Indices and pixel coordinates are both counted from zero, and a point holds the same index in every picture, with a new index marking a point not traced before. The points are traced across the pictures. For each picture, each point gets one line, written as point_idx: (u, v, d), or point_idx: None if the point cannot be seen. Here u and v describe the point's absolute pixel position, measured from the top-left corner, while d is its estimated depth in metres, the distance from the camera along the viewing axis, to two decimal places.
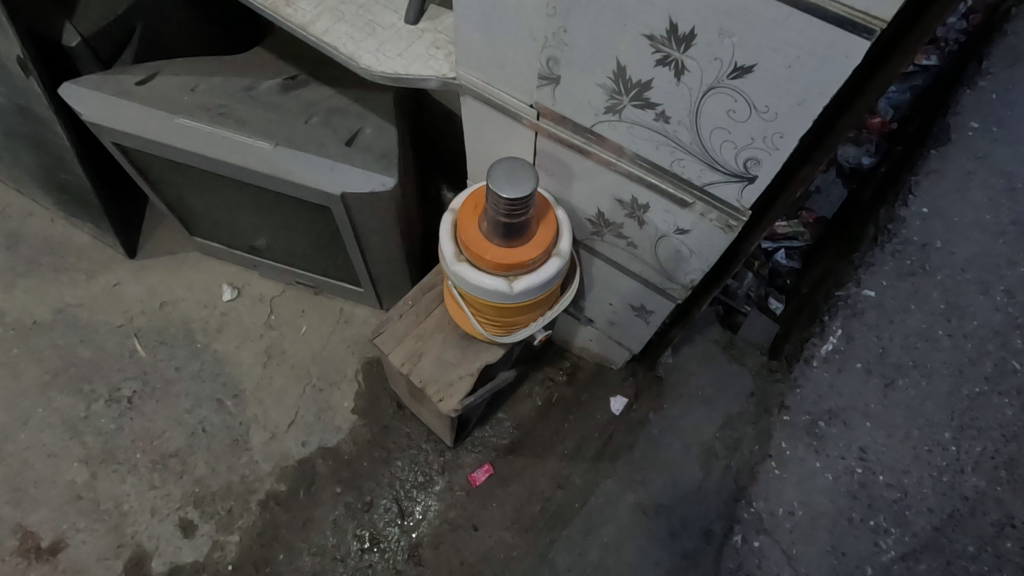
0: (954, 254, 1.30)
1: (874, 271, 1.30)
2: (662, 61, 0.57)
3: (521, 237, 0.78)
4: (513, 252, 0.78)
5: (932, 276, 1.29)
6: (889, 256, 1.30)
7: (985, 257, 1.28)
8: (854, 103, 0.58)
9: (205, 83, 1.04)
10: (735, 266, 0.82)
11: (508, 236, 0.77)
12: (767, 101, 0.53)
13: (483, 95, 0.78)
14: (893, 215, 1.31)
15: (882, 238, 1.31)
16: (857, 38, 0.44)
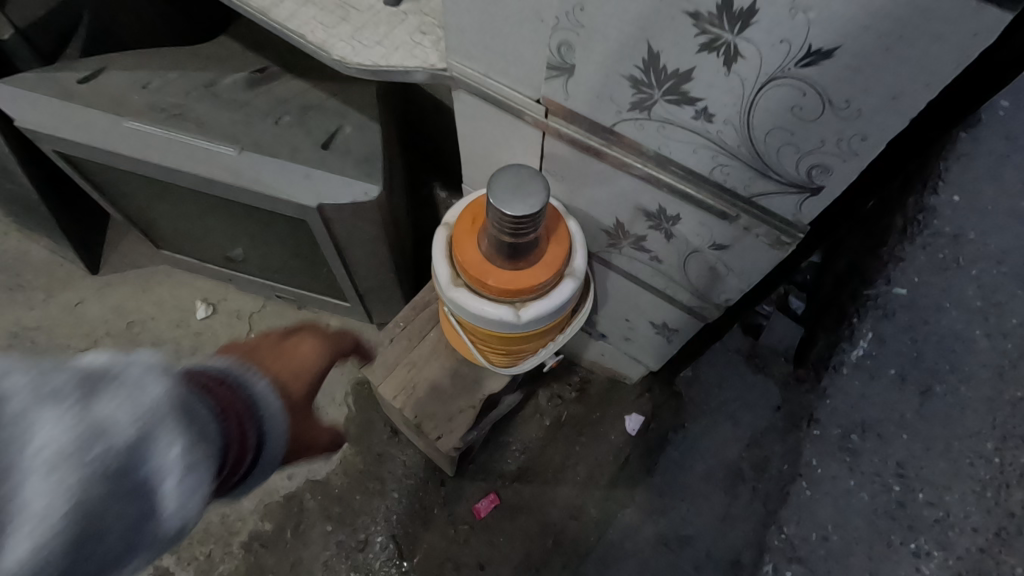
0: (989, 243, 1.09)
1: (904, 267, 1.09)
2: (707, 45, 0.44)
3: (528, 258, 0.66)
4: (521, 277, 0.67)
5: (966, 269, 1.08)
6: (919, 248, 1.09)
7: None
8: None
9: (160, 79, 0.91)
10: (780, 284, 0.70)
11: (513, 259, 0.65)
12: (849, 95, 0.41)
13: (479, 89, 0.65)
14: (923, 203, 1.11)
15: (911, 229, 1.09)
16: (996, 9, 0.32)
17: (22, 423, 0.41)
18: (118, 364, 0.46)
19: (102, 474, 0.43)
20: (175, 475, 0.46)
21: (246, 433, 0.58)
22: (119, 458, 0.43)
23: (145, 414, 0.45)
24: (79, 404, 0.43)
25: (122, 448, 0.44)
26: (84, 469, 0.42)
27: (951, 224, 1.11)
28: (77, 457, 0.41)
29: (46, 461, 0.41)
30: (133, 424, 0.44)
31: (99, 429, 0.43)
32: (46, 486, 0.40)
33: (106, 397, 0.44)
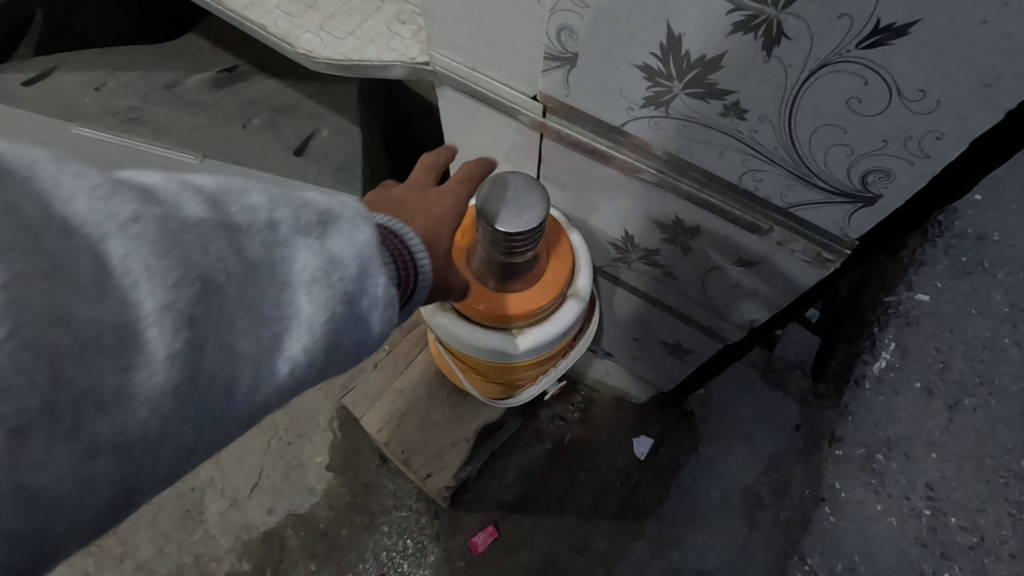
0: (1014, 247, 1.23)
1: (927, 271, 1.21)
2: (743, 24, 0.36)
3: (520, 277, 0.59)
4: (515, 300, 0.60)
5: (991, 274, 1.21)
6: (942, 252, 1.22)
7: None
8: None
9: (115, 79, 0.83)
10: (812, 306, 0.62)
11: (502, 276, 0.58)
12: (925, 84, 0.33)
13: (467, 84, 0.57)
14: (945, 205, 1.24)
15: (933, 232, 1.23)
16: None
17: (280, 245, 0.29)
18: (333, 198, 0.32)
19: (350, 304, 0.31)
20: (384, 305, 0.32)
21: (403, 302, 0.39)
22: (364, 280, 0.31)
23: (368, 249, 0.31)
24: (310, 215, 0.30)
25: (363, 270, 0.31)
26: (327, 291, 0.30)
27: (972, 228, 1.25)
28: (323, 278, 0.30)
29: (304, 273, 0.29)
30: (367, 249, 0.31)
31: (342, 256, 0.30)
32: (292, 306, 0.29)
33: (333, 227, 0.31)
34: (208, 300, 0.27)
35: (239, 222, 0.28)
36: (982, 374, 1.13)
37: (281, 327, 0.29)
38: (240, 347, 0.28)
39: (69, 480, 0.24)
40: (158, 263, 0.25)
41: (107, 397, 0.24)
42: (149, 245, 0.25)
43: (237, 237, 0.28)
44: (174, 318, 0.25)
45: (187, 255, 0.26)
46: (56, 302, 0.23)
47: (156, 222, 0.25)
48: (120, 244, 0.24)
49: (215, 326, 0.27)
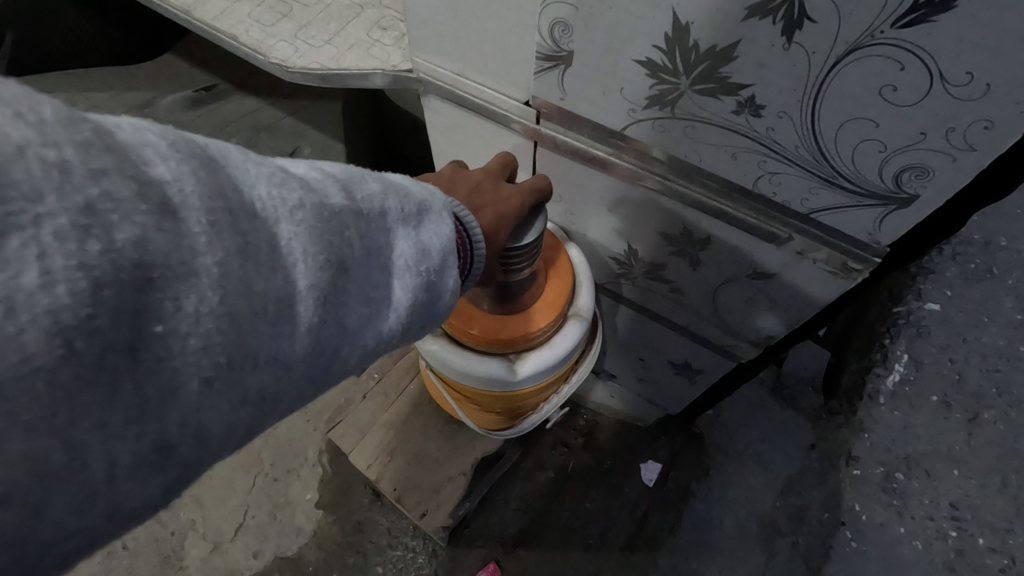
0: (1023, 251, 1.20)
1: (936, 279, 1.17)
2: (759, 7, 0.32)
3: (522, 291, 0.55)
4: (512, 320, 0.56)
5: (1001, 280, 1.17)
6: (950, 259, 1.18)
7: None
8: None
9: (85, 101, 0.79)
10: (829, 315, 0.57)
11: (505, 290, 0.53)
12: (974, 65, 0.29)
13: (454, 91, 0.53)
14: None
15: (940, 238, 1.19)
16: None
17: (388, 232, 0.30)
18: (422, 188, 0.34)
19: (430, 294, 0.33)
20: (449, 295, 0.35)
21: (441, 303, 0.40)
22: (442, 269, 0.34)
23: (447, 242, 0.34)
24: (409, 204, 0.32)
25: (445, 259, 0.34)
26: (419, 277, 0.32)
27: (978, 233, 1.21)
28: (417, 265, 0.32)
29: (403, 258, 0.31)
30: (450, 240, 0.34)
31: (430, 248, 0.32)
32: (393, 290, 0.30)
33: (425, 219, 0.33)
34: (343, 284, 0.27)
35: (369, 211, 0.29)
36: (1000, 385, 1.08)
37: (379, 311, 0.30)
38: (354, 327, 0.28)
39: (225, 429, 0.24)
40: (315, 247, 0.25)
41: (269, 360, 0.24)
42: (313, 231, 0.25)
43: (367, 226, 0.28)
44: (322, 302, 0.26)
45: (334, 240, 0.26)
46: (247, 277, 0.23)
47: (314, 208, 0.26)
48: (290, 227, 0.24)
49: (347, 308, 0.27)
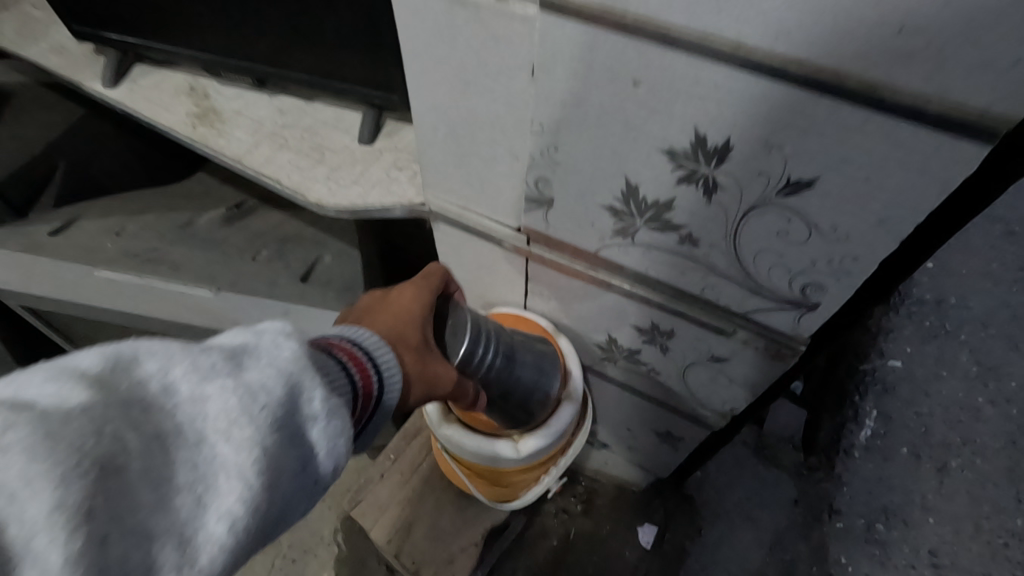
0: None
1: None
2: (686, 179, 0.45)
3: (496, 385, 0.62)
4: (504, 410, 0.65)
5: None
6: (905, 318, 1.12)
7: None
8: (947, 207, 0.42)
9: (134, 223, 0.90)
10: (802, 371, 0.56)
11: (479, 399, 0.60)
12: (835, 220, 0.41)
13: (459, 221, 0.65)
14: None
15: None
16: (969, 144, 0.32)
17: (194, 402, 0.33)
18: (242, 338, 0.38)
19: (289, 429, 0.36)
20: (324, 417, 0.38)
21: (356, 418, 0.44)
22: (291, 400, 0.36)
23: (275, 380, 0.36)
24: (227, 361, 0.36)
25: (290, 393, 0.36)
26: (259, 418, 0.34)
27: None
28: (244, 417, 0.34)
29: (227, 411, 0.33)
30: (289, 370, 0.37)
31: (250, 395, 0.34)
32: (223, 452, 0.33)
33: (239, 370, 0.35)
34: (114, 482, 0.30)
35: (141, 400, 0.32)
36: None
37: (189, 482, 0.32)
38: (145, 517, 0.30)
39: None
40: (60, 460, 0.28)
41: None
42: (48, 446, 0.28)
43: (148, 415, 0.32)
44: (80, 511, 0.28)
45: (92, 440, 0.29)
46: None
47: (56, 421, 0.29)
48: (13, 457, 0.27)
49: (125, 501, 0.30)
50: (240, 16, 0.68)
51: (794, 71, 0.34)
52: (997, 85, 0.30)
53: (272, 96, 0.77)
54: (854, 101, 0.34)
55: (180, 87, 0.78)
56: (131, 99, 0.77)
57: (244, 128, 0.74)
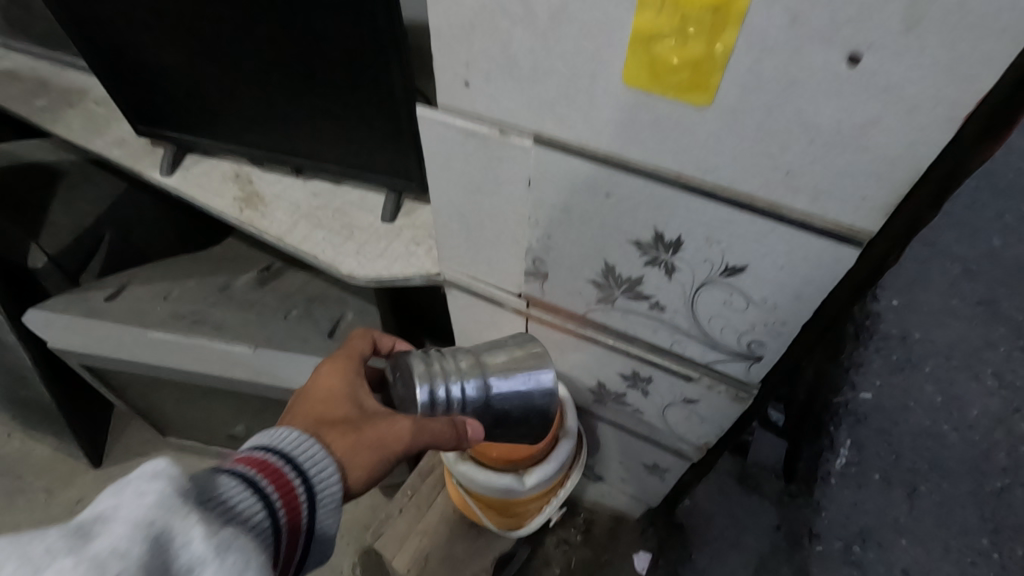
0: (935, 342, 1.44)
1: (865, 372, 1.39)
2: (651, 262, 0.57)
3: (478, 410, 0.67)
4: (509, 425, 0.71)
5: (921, 367, 1.40)
6: (874, 351, 1.42)
7: (954, 347, 1.44)
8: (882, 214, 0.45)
9: (179, 289, 1.02)
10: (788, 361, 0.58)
11: (452, 435, 0.62)
12: (764, 294, 0.53)
13: (468, 288, 0.77)
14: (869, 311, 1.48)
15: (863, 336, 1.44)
16: (847, 246, 0.45)
17: None
18: (100, 507, 0.37)
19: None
20: (214, 557, 0.36)
21: (290, 525, 0.47)
22: (158, 555, 0.35)
23: (132, 537, 0.34)
24: (76, 537, 0.34)
25: (157, 546, 0.35)
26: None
27: (895, 328, 1.46)
28: None
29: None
30: (155, 521, 0.36)
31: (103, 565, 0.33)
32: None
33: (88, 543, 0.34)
34: None
35: None
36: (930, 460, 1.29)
37: None
38: None
39: None
40: None
41: None
42: None
43: None
44: None
45: None
46: None
47: None
48: None
49: None
50: (284, 121, 0.81)
51: (721, 195, 0.48)
52: (855, 210, 0.43)
53: (306, 182, 0.90)
54: (764, 215, 0.47)
55: (226, 174, 0.92)
56: (185, 186, 0.90)
57: (284, 210, 0.87)
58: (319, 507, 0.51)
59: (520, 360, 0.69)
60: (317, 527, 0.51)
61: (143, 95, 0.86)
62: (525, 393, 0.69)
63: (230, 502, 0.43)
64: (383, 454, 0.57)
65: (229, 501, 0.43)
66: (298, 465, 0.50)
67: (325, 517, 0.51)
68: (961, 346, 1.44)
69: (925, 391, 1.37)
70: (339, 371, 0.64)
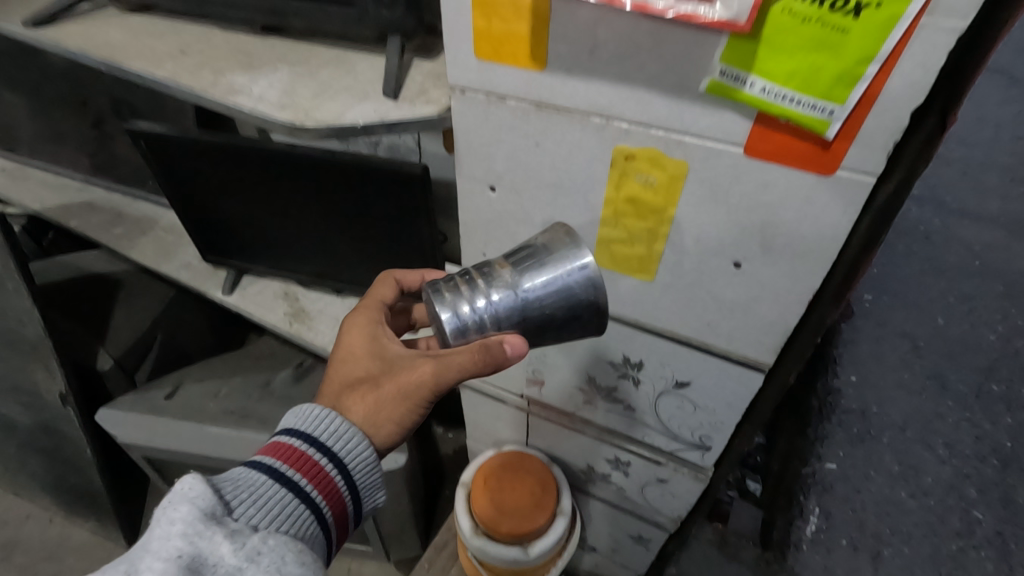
0: (893, 414, 1.40)
1: (829, 443, 1.34)
2: (622, 376, 0.76)
3: (516, 321, 0.51)
4: (565, 328, 0.53)
5: (879, 439, 1.36)
6: (836, 425, 1.37)
7: (916, 415, 1.40)
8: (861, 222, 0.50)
9: (227, 386, 1.19)
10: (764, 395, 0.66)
11: (482, 361, 0.49)
12: (706, 401, 0.71)
13: (479, 389, 0.95)
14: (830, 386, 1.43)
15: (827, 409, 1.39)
16: (756, 372, 0.64)
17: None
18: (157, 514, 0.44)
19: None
20: (251, 562, 0.44)
21: (325, 500, 0.53)
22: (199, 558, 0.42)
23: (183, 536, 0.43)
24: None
25: (196, 569, 0.41)
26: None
27: (856, 402, 1.42)
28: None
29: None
30: (189, 545, 0.42)
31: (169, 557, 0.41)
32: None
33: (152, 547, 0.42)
34: None
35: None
36: (891, 526, 1.24)
37: None
38: None
39: None
40: None
41: None
42: None
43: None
44: None
45: None
46: None
47: None
48: None
49: None
50: (329, 254, 1.01)
51: (668, 334, 0.67)
52: (756, 349, 0.62)
53: (344, 299, 1.10)
54: (698, 349, 0.66)
55: (277, 292, 1.11)
56: (243, 302, 1.10)
57: (326, 323, 1.06)
58: (352, 470, 0.55)
59: (542, 251, 0.53)
60: (358, 479, 0.55)
61: (213, 233, 1.06)
62: (564, 285, 0.51)
63: (259, 501, 0.49)
64: (405, 407, 0.56)
65: (257, 501, 0.49)
66: (318, 443, 0.53)
67: (361, 478, 0.56)
68: (924, 409, 1.41)
69: (886, 458, 1.34)
70: (363, 331, 0.62)
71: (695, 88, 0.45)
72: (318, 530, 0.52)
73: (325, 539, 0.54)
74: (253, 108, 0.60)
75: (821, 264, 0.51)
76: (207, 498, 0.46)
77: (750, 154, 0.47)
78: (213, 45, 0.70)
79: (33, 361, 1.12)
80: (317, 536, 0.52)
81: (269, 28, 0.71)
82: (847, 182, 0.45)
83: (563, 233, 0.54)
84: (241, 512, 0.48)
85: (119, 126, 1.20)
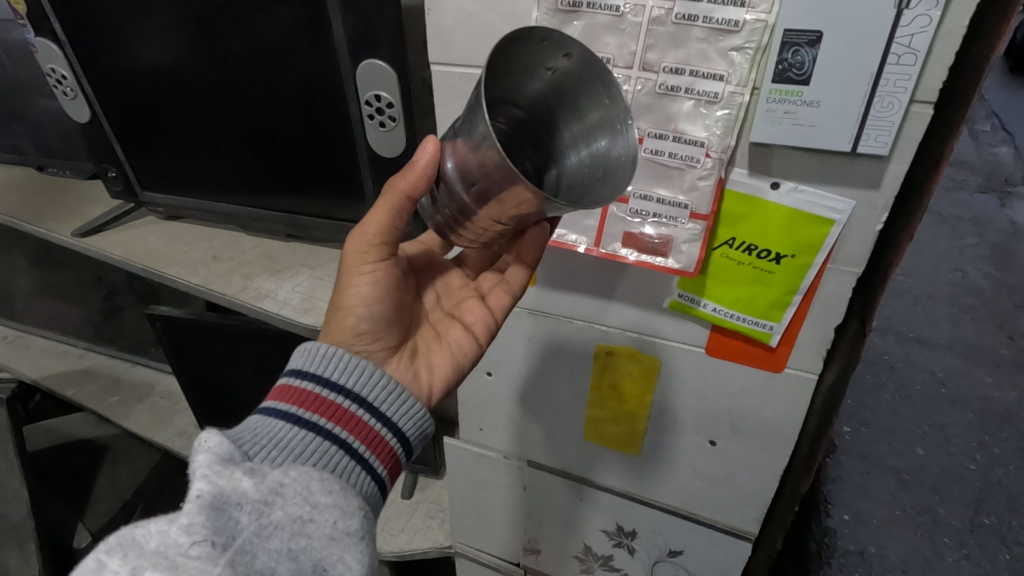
0: (892, 555, 1.17)
1: None
2: (617, 543, 0.77)
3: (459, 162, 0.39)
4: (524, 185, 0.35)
5: None
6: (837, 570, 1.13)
7: (914, 554, 1.17)
8: (848, 327, 0.52)
9: None
10: (806, 485, 0.61)
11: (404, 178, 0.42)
12: (701, 569, 0.73)
13: (476, 557, 0.94)
14: (823, 526, 1.21)
15: (824, 553, 1.16)
16: (743, 540, 0.68)
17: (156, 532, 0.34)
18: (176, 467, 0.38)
19: (248, 537, 0.36)
20: (276, 496, 0.38)
21: (354, 434, 0.43)
22: (221, 497, 0.36)
23: (199, 476, 0.36)
24: (151, 524, 0.35)
25: (220, 508, 0.36)
26: (202, 550, 0.34)
27: (852, 543, 1.19)
28: (195, 518, 0.35)
29: (166, 565, 0.33)
30: (209, 485, 0.36)
31: (187, 501, 0.35)
32: None
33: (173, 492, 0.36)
34: None
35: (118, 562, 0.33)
36: None
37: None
38: None
39: None
40: None
41: None
42: None
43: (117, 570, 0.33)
44: None
45: None
46: None
47: None
48: None
49: None
50: None
51: (656, 504, 0.71)
52: (741, 518, 0.66)
53: None
54: (687, 518, 0.70)
55: None
56: None
57: None
58: (379, 403, 0.45)
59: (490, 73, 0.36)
60: (385, 411, 0.46)
61: (210, 403, 1.10)
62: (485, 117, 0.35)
63: (277, 448, 0.40)
64: (350, 284, 0.47)
65: (276, 443, 0.41)
66: (328, 381, 0.44)
67: (390, 407, 0.46)
68: (922, 547, 1.19)
69: None
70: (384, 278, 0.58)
71: (659, 304, 0.55)
72: (360, 467, 0.43)
73: (378, 478, 0.44)
74: (279, 313, 0.69)
75: (785, 442, 0.58)
76: (221, 442, 0.38)
77: (710, 354, 0.56)
78: (241, 251, 0.81)
79: (9, 543, 1.09)
80: (361, 474, 0.43)
81: (292, 235, 0.83)
82: (794, 377, 0.54)
83: (545, 35, 0.37)
84: (261, 455, 0.40)
85: (128, 297, 1.28)
